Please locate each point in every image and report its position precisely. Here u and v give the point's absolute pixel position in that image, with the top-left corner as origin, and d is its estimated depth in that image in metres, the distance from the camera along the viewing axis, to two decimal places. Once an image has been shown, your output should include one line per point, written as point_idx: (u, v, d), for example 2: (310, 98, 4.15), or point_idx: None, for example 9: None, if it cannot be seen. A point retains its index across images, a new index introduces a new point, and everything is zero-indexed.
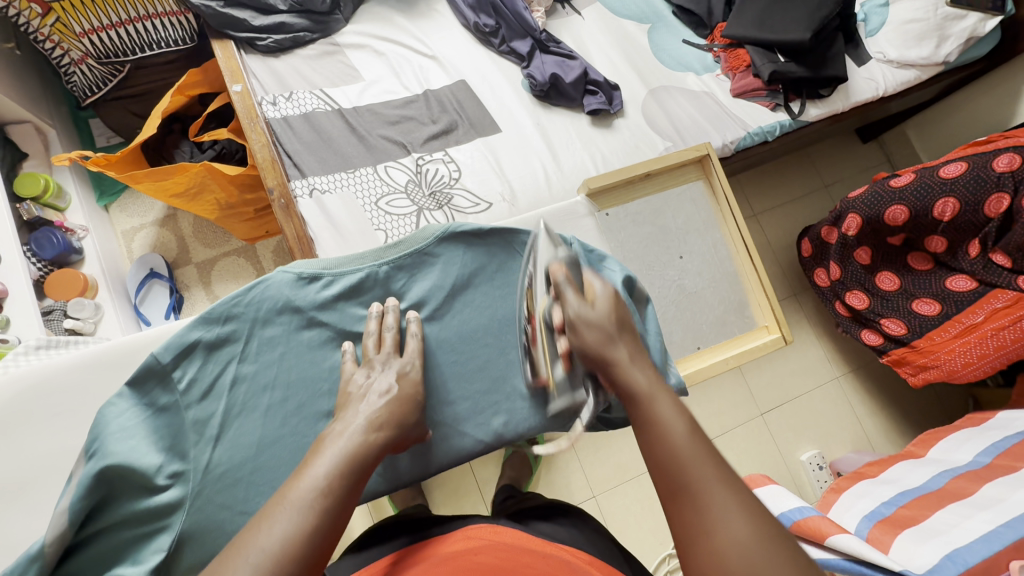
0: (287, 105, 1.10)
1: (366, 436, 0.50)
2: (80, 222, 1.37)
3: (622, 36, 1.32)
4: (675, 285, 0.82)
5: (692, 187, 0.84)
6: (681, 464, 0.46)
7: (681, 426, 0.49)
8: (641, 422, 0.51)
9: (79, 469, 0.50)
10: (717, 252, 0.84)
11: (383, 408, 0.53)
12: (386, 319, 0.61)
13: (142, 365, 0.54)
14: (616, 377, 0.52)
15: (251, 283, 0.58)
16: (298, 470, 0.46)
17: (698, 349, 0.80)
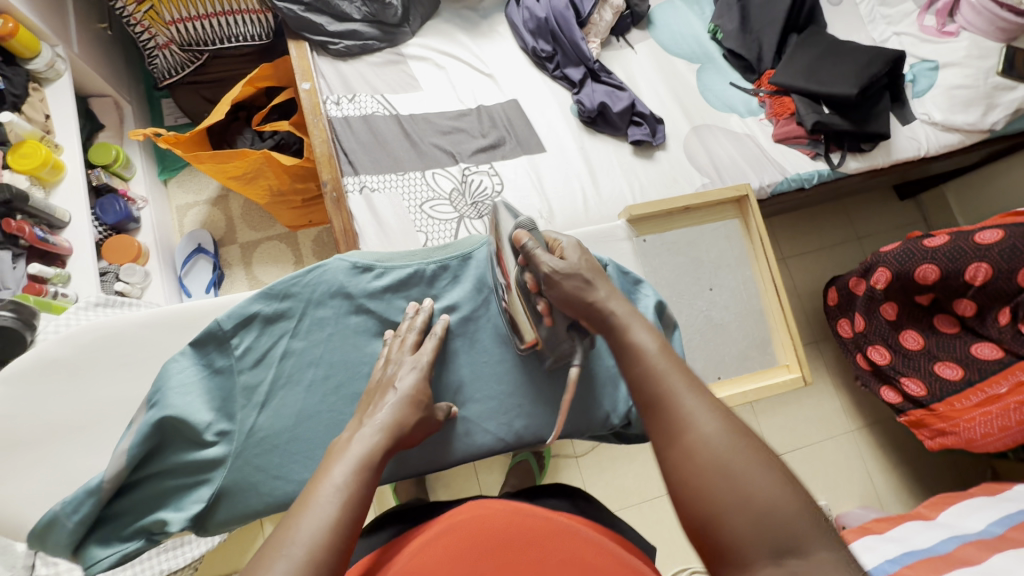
0: (349, 106, 1.17)
1: (373, 438, 0.52)
2: (142, 193, 1.47)
3: (671, 73, 1.37)
4: (702, 316, 0.84)
5: (728, 225, 0.86)
6: (654, 377, 0.50)
7: (650, 342, 0.53)
8: (616, 347, 0.54)
9: (140, 417, 0.56)
10: (747, 288, 0.86)
11: (387, 410, 0.55)
12: (416, 319, 0.64)
13: (208, 328, 0.60)
14: (593, 305, 0.55)
15: (311, 266, 0.64)
16: (321, 476, 0.48)
17: (719, 379, 0.82)
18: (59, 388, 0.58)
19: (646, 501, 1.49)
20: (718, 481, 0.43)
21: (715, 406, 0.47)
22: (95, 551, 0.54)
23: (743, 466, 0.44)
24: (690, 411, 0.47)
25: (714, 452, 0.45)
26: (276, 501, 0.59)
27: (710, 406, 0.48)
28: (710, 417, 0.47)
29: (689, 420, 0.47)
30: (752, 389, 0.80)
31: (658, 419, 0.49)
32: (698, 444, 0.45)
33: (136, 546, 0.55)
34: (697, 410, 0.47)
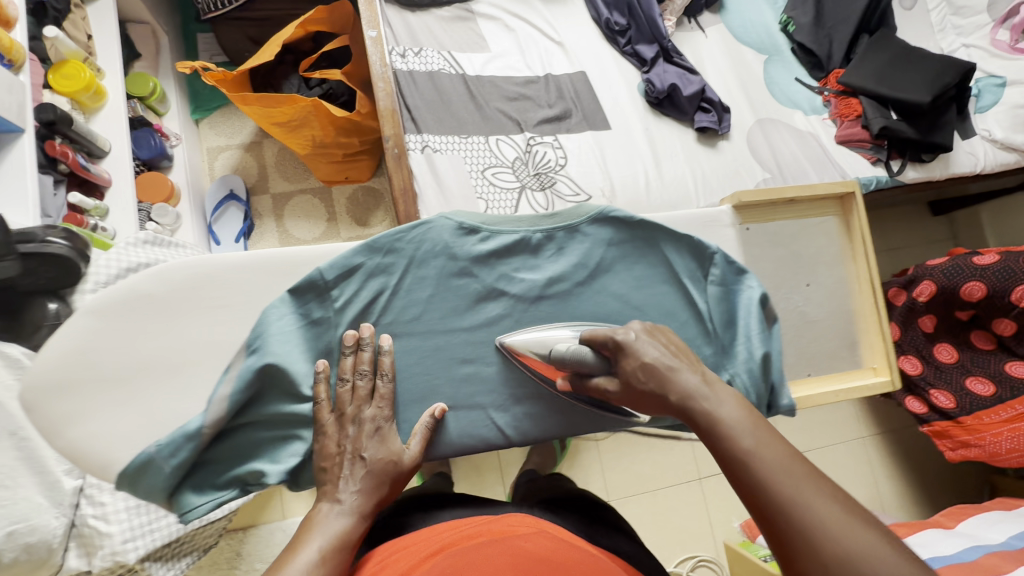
0: (415, 60, 1.12)
1: (348, 515, 0.49)
2: (175, 130, 1.40)
3: (740, 61, 1.33)
4: (797, 311, 0.80)
5: (828, 222, 0.82)
6: (749, 458, 0.42)
7: (728, 413, 0.45)
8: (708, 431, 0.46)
9: (239, 362, 0.54)
10: (840, 289, 0.83)
11: (361, 479, 0.51)
12: (361, 356, 0.57)
13: (308, 277, 0.57)
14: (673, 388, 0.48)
15: (416, 223, 0.61)
16: (292, 547, 0.46)
17: (809, 376, 0.79)
18: (148, 323, 0.55)
19: (661, 488, 1.51)
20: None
21: (826, 484, 0.39)
22: (192, 497, 0.53)
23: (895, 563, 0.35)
24: (803, 493, 0.39)
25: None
26: None
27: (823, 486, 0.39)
28: (828, 502, 0.38)
29: (809, 508, 0.39)
30: (840, 389, 0.78)
31: (765, 516, 0.40)
32: (825, 542, 0.37)
33: (230, 495, 0.54)
34: (834, 520, 0.38)
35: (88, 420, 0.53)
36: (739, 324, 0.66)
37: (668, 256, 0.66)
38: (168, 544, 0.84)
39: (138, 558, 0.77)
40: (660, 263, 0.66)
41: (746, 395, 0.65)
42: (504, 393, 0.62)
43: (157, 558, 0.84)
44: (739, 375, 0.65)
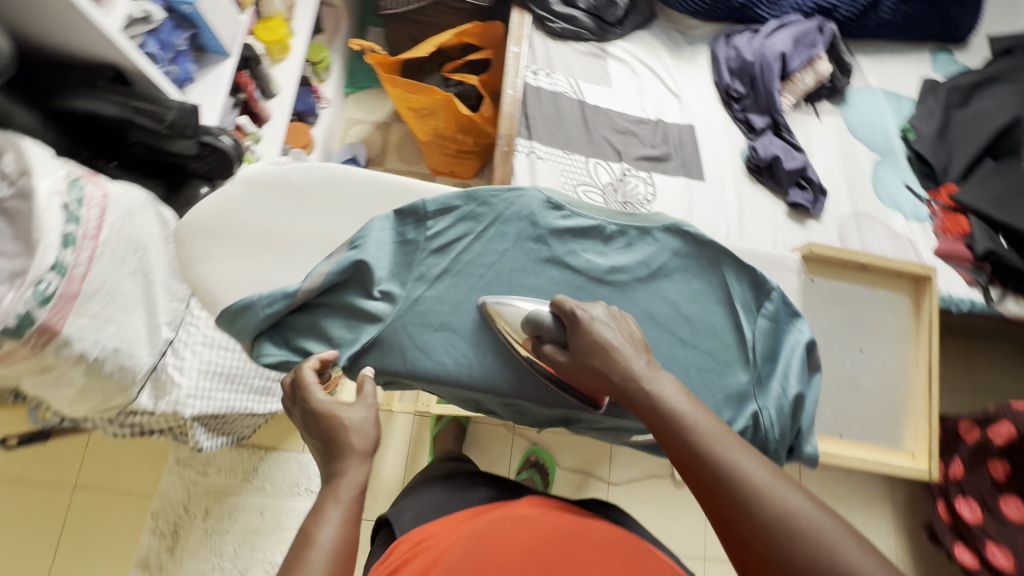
0: (544, 79, 1.26)
1: (357, 475, 0.52)
2: (328, 95, 1.63)
3: (850, 153, 1.34)
4: (845, 373, 0.82)
5: (897, 299, 0.85)
6: (687, 431, 0.49)
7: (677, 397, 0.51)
8: (647, 409, 0.52)
9: (340, 253, 0.65)
10: (895, 365, 0.84)
11: (360, 463, 0.52)
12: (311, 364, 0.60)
13: (414, 203, 0.67)
14: (613, 367, 0.53)
15: (512, 187, 0.70)
16: (304, 535, 0.46)
17: (842, 435, 0.79)
18: (284, 203, 0.67)
19: None
20: (787, 541, 0.42)
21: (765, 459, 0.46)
22: (268, 347, 0.63)
23: (818, 523, 0.42)
24: (739, 462, 0.46)
25: (789, 523, 0.42)
26: (414, 368, 0.63)
27: (759, 461, 0.46)
28: (757, 465, 0.46)
29: (739, 469, 0.45)
30: (873, 458, 0.78)
31: (703, 480, 0.47)
32: (756, 498, 0.44)
33: (297, 358, 0.63)
34: (756, 472, 0.45)
35: (215, 263, 0.65)
36: (779, 362, 0.69)
37: (727, 280, 0.70)
38: (215, 417, 0.95)
39: (192, 414, 0.89)
40: (717, 284, 0.70)
41: (771, 428, 0.66)
42: None
43: (204, 426, 0.95)
44: (768, 409, 0.67)
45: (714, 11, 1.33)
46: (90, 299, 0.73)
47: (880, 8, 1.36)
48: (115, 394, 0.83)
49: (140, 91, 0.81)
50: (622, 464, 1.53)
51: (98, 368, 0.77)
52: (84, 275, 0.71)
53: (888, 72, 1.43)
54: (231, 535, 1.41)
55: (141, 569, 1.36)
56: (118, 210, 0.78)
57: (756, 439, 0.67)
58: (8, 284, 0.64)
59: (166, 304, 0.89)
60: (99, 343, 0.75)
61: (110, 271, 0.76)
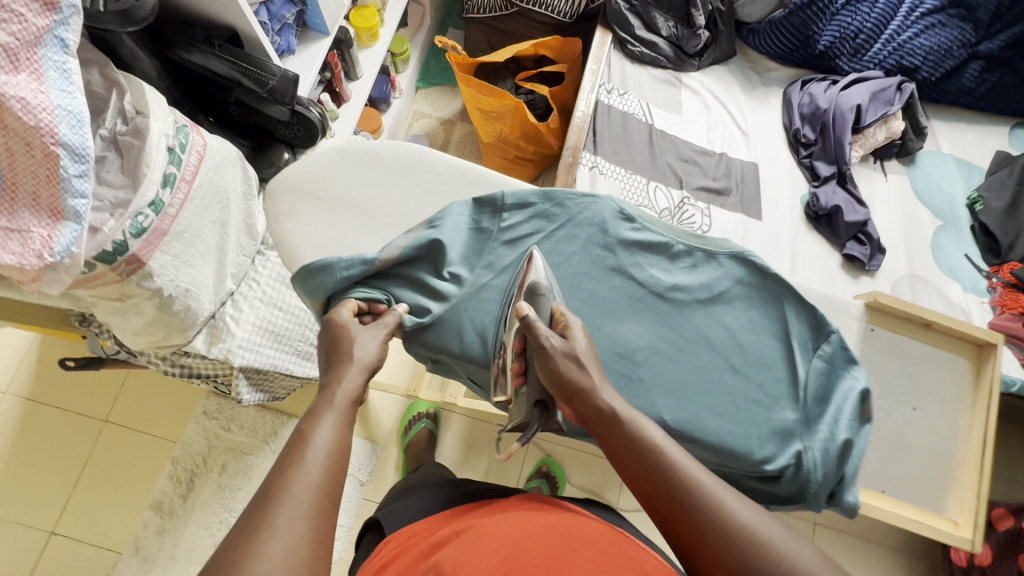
0: (616, 99, 1.28)
1: (354, 386, 0.56)
2: (402, 86, 1.70)
3: (912, 215, 1.32)
4: (893, 429, 0.78)
5: (957, 361, 0.80)
6: (654, 460, 0.54)
7: (656, 433, 0.56)
8: (615, 439, 0.56)
9: (418, 230, 0.68)
10: (946, 430, 0.79)
11: (355, 375, 0.56)
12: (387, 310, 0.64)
13: (493, 194, 0.70)
14: (582, 392, 0.57)
15: (588, 194, 0.72)
16: (299, 438, 0.50)
17: (884, 491, 0.76)
18: (369, 174, 0.70)
19: None
20: (744, 556, 0.48)
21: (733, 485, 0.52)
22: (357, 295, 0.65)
23: (784, 543, 0.48)
24: (699, 489, 0.52)
25: (748, 537, 0.48)
26: (468, 350, 0.66)
27: (717, 485, 0.52)
28: (714, 488, 0.52)
29: (700, 494, 0.51)
30: (912, 519, 0.75)
31: (667, 505, 0.52)
32: (716, 518, 0.50)
33: (382, 296, 0.65)
34: (717, 496, 0.51)
35: (300, 220, 0.68)
36: (829, 406, 0.68)
37: (786, 316, 0.70)
38: (258, 371, 0.98)
39: (240, 364, 0.92)
40: (776, 319, 0.70)
41: (814, 470, 0.65)
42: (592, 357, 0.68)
43: (246, 378, 0.98)
44: (813, 450, 0.66)
45: (794, 56, 1.35)
46: (176, 239, 0.77)
47: (964, 75, 1.35)
48: (175, 332, 0.87)
49: (249, 55, 0.85)
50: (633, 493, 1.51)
51: (168, 305, 0.81)
52: (175, 216, 0.76)
53: (962, 140, 1.41)
54: (243, 494, 1.44)
55: (153, 511, 1.40)
56: (213, 160, 0.82)
57: (796, 478, 0.66)
58: (110, 212, 0.69)
59: (235, 257, 0.93)
60: (175, 282, 0.79)
61: (196, 217, 0.80)
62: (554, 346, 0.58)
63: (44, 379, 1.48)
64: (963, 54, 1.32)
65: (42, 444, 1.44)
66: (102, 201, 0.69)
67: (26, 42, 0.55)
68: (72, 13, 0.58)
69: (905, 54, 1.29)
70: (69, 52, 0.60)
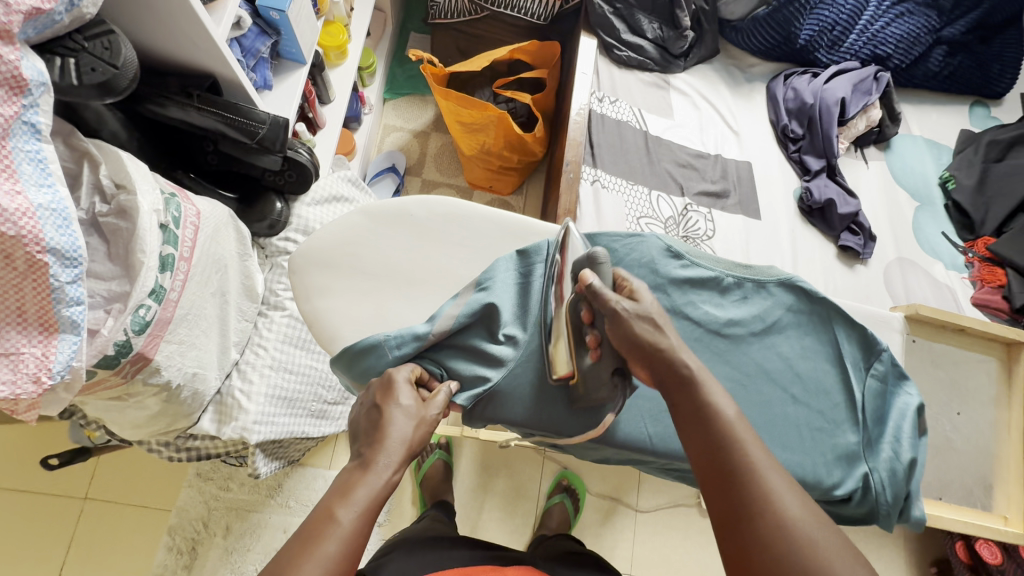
0: (608, 106, 1.25)
1: (393, 470, 0.48)
2: (371, 101, 1.59)
3: (892, 201, 1.35)
4: (943, 434, 0.88)
5: (990, 363, 0.91)
6: (723, 426, 0.49)
7: (731, 411, 0.50)
8: (684, 401, 0.51)
9: (466, 293, 0.64)
10: (990, 430, 0.90)
11: (400, 460, 0.49)
12: (437, 396, 0.56)
13: (538, 244, 0.67)
14: (662, 355, 0.52)
15: (632, 234, 0.70)
16: (325, 513, 0.44)
17: (942, 499, 0.85)
18: (404, 238, 0.67)
19: None
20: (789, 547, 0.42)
21: (795, 483, 0.46)
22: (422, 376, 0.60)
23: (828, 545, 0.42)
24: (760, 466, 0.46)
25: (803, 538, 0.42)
26: (533, 416, 0.62)
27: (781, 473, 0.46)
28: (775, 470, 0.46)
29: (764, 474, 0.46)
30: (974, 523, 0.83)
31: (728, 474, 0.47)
32: (770, 498, 0.44)
33: (436, 371, 0.61)
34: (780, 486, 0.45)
35: (334, 297, 0.66)
36: (887, 425, 0.69)
37: (838, 339, 0.71)
38: (275, 441, 0.90)
39: (257, 441, 0.84)
40: (828, 342, 0.71)
41: (883, 491, 0.67)
42: (657, 405, 0.66)
43: (263, 451, 0.89)
44: (879, 471, 0.68)
45: (776, 51, 1.37)
46: (180, 324, 0.69)
47: (930, 60, 1.40)
48: (181, 418, 0.79)
49: (233, 103, 0.75)
50: (650, 491, 1.41)
51: (176, 395, 0.73)
52: (177, 300, 0.67)
53: (929, 122, 1.45)
54: (252, 555, 1.34)
55: None
56: (208, 228, 0.75)
57: (865, 499, 0.68)
58: (106, 309, 0.60)
59: (237, 324, 0.85)
60: (182, 369, 0.72)
61: (196, 294, 0.72)
62: (626, 307, 0.54)
63: (7, 461, 1.33)
64: (929, 40, 1.37)
65: (15, 534, 1.29)
66: (94, 297, 0.60)
67: None
68: (42, 92, 0.49)
69: (877, 44, 1.34)
70: (41, 137, 0.50)
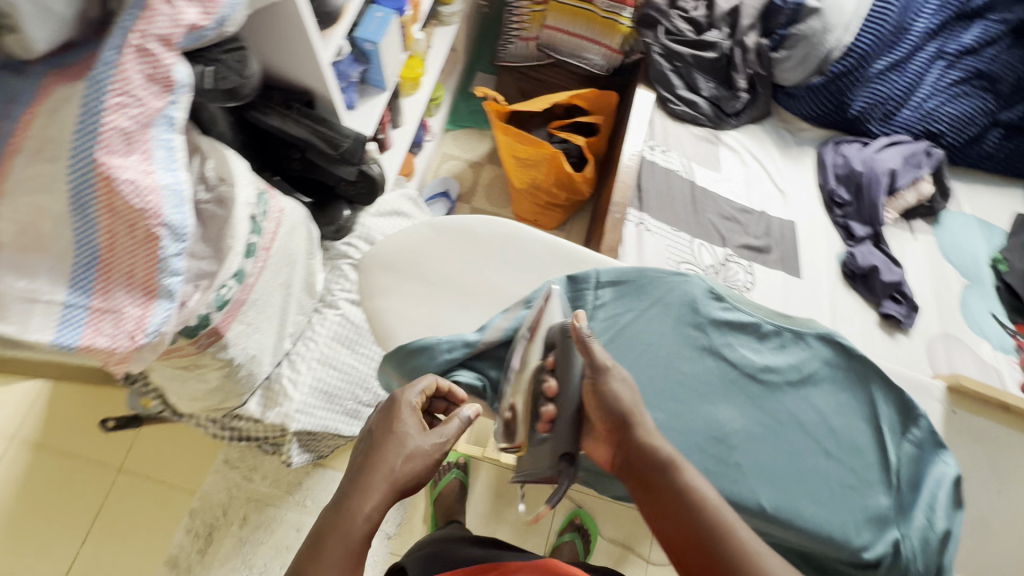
0: (659, 155, 1.31)
1: (371, 512, 0.50)
2: (434, 129, 1.71)
3: (939, 275, 1.33)
4: (981, 516, 0.85)
5: None
6: (711, 512, 0.51)
7: (711, 494, 0.53)
8: (666, 486, 0.54)
9: (517, 309, 0.70)
10: None
11: (380, 497, 0.51)
12: (454, 421, 0.58)
13: (588, 272, 0.73)
14: (639, 436, 0.56)
15: (677, 273, 0.74)
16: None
17: None
18: (463, 250, 0.73)
19: None
20: None
21: (791, 568, 0.49)
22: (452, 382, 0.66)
23: None
24: (755, 552, 0.49)
25: None
26: None
27: (778, 557, 0.49)
28: (771, 554, 0.49)
29: (760, 560, 0.49)
30: None
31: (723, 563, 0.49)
32: None
33: (478, 378, 0.67)
34: (781, 572, 0.48)
35: (395, 298, 0.72)
36: (923, 491, 0.68)
37: (875, 399, 0.71)
38: (310, 433, 0.94)
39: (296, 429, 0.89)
40: (864, 402, 0.71)
41: (913, 559, 0.65)
42: (687, 439, 0.67)
43: (298, 441, 0.94)
44: (911, 538, 0.66)
45: (829, 119, 1.41)
46: (251, 307, 0.76)
47: (985, 142, 1.41)
48: (232, 397, 0.84)
49: (324, 118, 0.84)
50: None
51: (234, 373, 0.79)
52: (253, 285, 0.75)
53: (982, 202, 1.44)
54: (264, 549, 1.36)
55: (169, 567, 1.33)
56: (287, 225, 0.82)
57: (894, 568, 0.66)
58: (195, 284, 0.67)
59: (295, 316, 0.92)
60: (244, 349, 0.78)
61: (268, 283, 0.79)
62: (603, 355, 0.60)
63: (57, 422, 1.42)
64: (985, 122, 1.38)
65: (52, 493, 1.36)
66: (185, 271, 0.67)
67: (141, 124, 0.54)
68: (184, 91, 0.57)
69: (931, 121, 1.37)
70: (174, 128, 0.58)
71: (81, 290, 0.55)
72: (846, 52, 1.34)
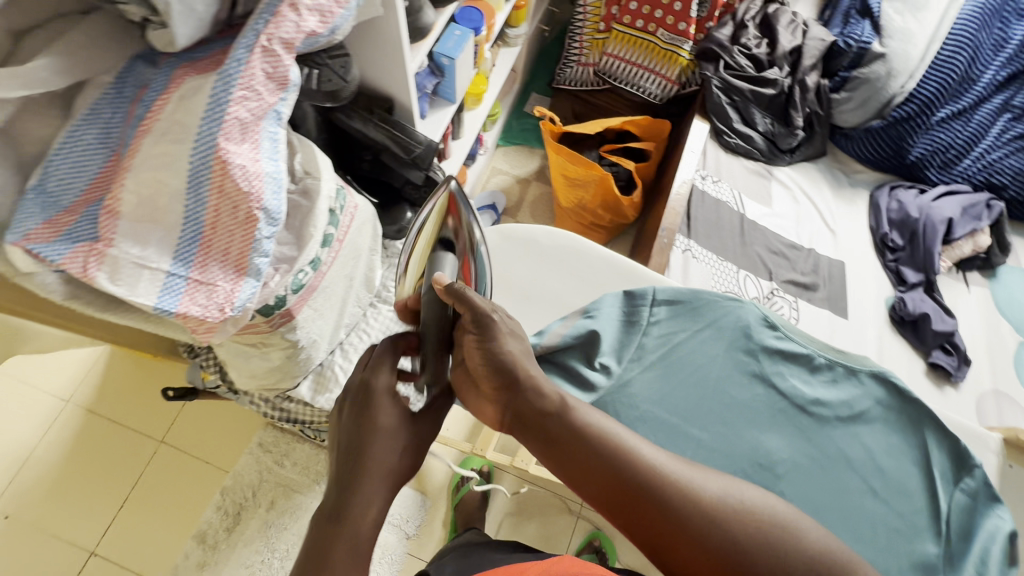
0: (711, 185, 1.33)
1: (370, 515, 0.49)
2: (488, 143, 1.76)
3: (993, 329, 1.29)
4: None
5: None
6: (624, 451, 0.53)
7: (612, 425, 0.55)
8: (565, 430, 0.55)
9: (575, 318, 0.75)
10: None
11: (382, 497, 0.50)
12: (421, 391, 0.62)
13: (645, 289, 0.75)
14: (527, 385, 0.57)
15: (733, 298, 0.76)
16: None
17: None
18: (527, 261, 0.81)
19: None
20: (759, 535, 0.49)
21: (715, 480, 0.53)
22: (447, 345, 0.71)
23: (786, 510, 0.51)
24: (683, 478, 0.52)
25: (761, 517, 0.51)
26: None
27: (701, 473, 0.53)
28: (697, 475, 0.53)
29: (683, 477, 0.52)
30: None
31: (650, 491, 0.51)
32: (715, 498, 0.51)
33: None
34: (709, 483, 0.52)
35: None
36: (974, 543, 0.64)
37: (927, 444, 0.70)
38: None
39: None
40: (916, 445, 0.70)
41: None
42: (733, 463, 0.67)
43: None
44: None
45: (886, 163, 1.41)
46: (319, 294, 0.81)
47: None
48: (287, 378, 0.88)
49: (402, 124, 0.91)
50: None
51: (295, 355, 0.83)
52: (326, 273, 0.80)
53: None
54: (287, 535, 1.39)
55: (196, 542, 1.36)
56: (359, 220, 0.87)
57: None
58: (275, 267, 0.71)
59: (352, 308, 0.96)
60: (308, 333, 0.83)
61: (335, 274, 0.84)
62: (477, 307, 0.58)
63: (110, 389, 1.49)
64: None
65: (97, 457, 1.43)
66: None
67: (256, 116, 0.60)
68: (293, 89, 0.62)
69: (993, 172, 1.34)
70: (280, 122, 0.63)
71: (184, 262, 0.61)
72: (908, 98, 1.35)
